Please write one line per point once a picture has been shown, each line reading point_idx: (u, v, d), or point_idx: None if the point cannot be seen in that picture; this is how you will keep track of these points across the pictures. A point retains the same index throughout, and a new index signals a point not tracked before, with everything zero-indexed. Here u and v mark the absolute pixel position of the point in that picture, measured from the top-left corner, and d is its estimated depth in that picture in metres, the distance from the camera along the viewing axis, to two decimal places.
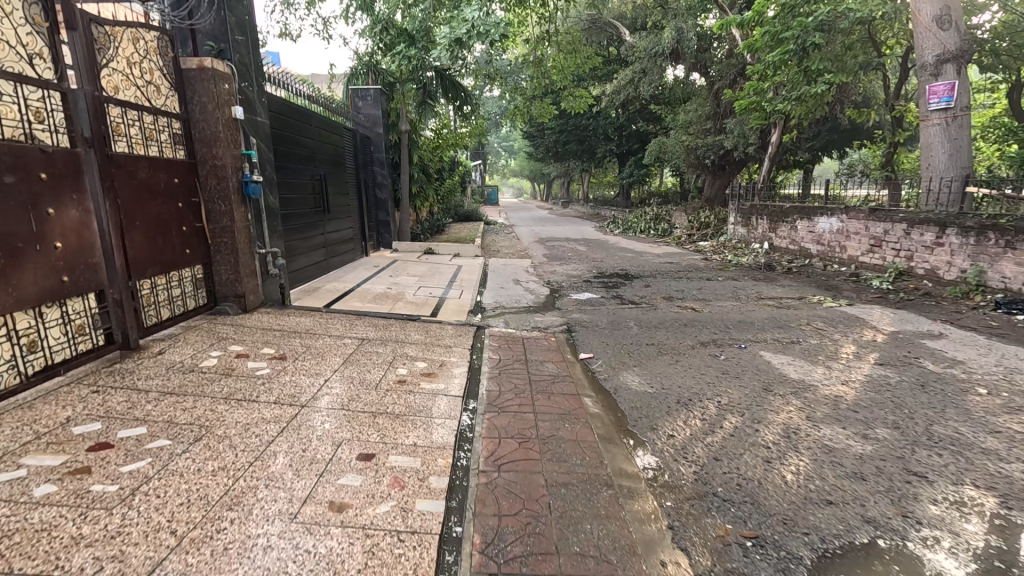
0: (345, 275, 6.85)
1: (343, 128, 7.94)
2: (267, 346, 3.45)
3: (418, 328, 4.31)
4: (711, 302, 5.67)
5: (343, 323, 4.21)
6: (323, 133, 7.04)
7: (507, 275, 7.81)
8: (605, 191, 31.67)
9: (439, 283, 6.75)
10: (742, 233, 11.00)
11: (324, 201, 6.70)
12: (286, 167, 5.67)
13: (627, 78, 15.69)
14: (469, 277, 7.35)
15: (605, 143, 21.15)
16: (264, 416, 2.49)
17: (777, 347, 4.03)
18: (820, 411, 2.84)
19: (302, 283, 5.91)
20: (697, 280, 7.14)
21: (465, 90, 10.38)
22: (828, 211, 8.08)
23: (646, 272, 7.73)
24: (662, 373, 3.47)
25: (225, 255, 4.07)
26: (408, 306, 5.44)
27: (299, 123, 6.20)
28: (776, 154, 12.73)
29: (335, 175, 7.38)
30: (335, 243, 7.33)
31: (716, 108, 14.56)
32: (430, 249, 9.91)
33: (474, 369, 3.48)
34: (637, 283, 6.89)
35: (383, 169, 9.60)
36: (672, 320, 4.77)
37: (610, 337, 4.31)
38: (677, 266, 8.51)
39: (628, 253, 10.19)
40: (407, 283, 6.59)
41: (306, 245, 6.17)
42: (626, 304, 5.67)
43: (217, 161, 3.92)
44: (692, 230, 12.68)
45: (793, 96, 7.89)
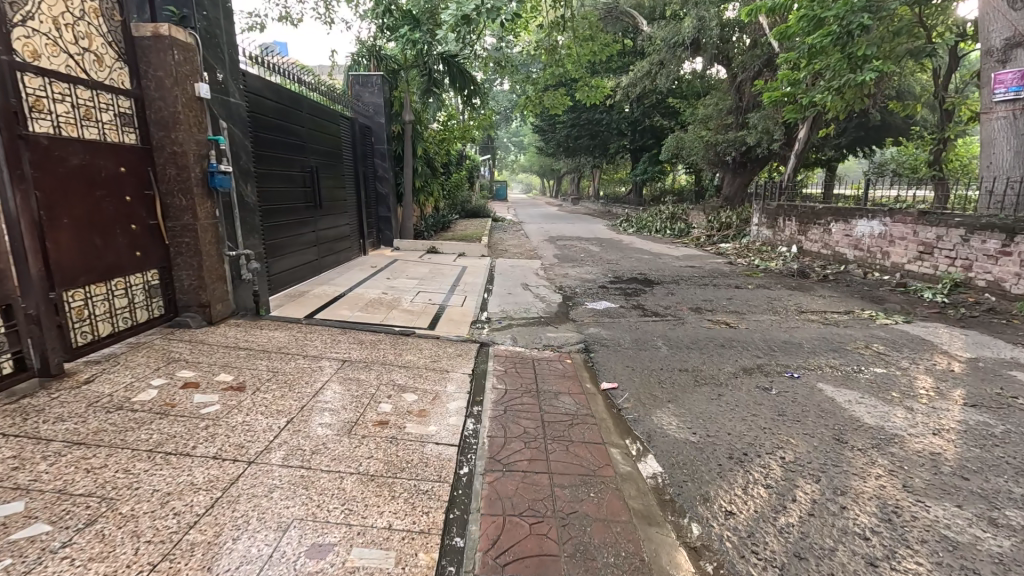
0: (338, 277, 6.26)
1: (341, 117, 7.38)
2: (224, 371, 2.86)
3: (412, 345, 3.71)
4: (744, 315, 5.02)
5: (323, 339, 3.61)
6: (318, 122, 6.49)
7: (515, 278, 7.19)
8: (617, 188, 30.92)
9: (441, 288, 6.14)
10: (767, 235, 10.29)
11: (315, 196, 6.13)
12: (272, 158, 5.12)
13: (644, 70, 14.96)
14: (473, 280, 6.74)
15: (619, 139, 20.44)
16: (194, 481, 1.89)
17: (836, 378, 3.39)
18: (920, 478, 2.20)
19: (288, 286, 5.34)
20: (725, 287, 6.49)
21: (473, 80, 9.65)
22: (867, 213, 7.38)
23: (667, 278, 7.08)
24: (703, 413, 2.84)
25: (186, 258, 3.48)
26: (403, 315, 4.84)
27: (290, 110, 5.66)
28: (802, 151, 11.98)
29: (331, 167, 6.83)
30: (329, 242, 6.77)
31: (738, 102, 13.81)
32: (433, 248, 9.30)
33: (474, 403, 2.87)
34: (658, 290, 6.25)
35: (385, 162, 9.03)
36: (706, 338, 4.13)
37: (635, 360, 3.69)
38: (700, 270, 7.84)
39: (645, 255, 9.53)
40: (405, 287, 5.99)
41: (295, 245, 5.61)
42: (649, 316, 5.03)
43: (176, 148, 3.32)
44: (712, 230, 11.99)
45: (833, 86, 7.18)
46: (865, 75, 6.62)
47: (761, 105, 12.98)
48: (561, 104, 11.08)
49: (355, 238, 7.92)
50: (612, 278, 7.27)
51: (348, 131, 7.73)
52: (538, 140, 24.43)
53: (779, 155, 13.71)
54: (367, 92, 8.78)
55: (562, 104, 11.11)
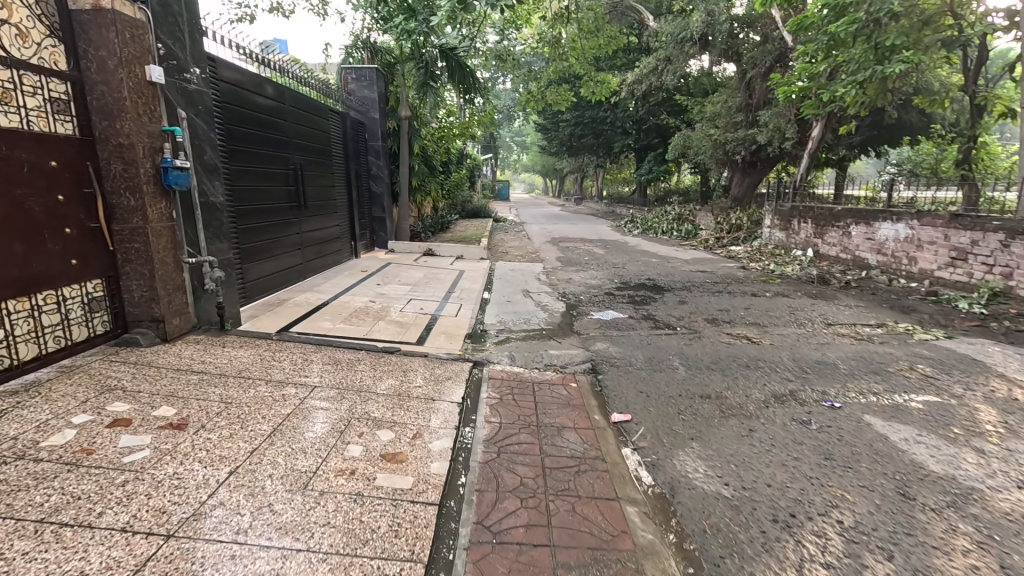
0: (324, 283, 5.81)
1: (332, 112, 6.96)
2: (166, 403, 2.42)
3: (395, 367, 3.25)
4: (766, 329, 4.55)
5: (293, 359, 3.16)
6: (305, 116, 6.04)
7: (515, 284, 6.74)
8: (620, 189, 30.43)
9: (434, 295, 5.68)
10: (780, 238, 9.82)
11: (299, 195, 5.69)
12: (249, 154, 4.69)
13: (650, 67, 14.49)
14: (470, 286, 6.28)
15: (623, 138, 19.99)
16: (84, 570, 1.44)
17: (883, 407, 2.93)
18: (1020, 554, 1.74)
19: (266, 293, 4.90)
20: (740, 295, 6.02)
21: (472, 74, 9.13)
22: (892, 215, 6.90)
23: (677, 284, 6.63)
24: (735, 456, 2.38)
25: (137, 266, 3.05)
26: (390, 326, 4.38)
27: (273, 103, 5.24)
28: (815, 150, 11.51)
29: (320, 165, 6.40)
30: (316, 245, 6.34)
31: (748, 99, 13.35)
32: (429, 250, 8.85)
33: (462, 442, 2.42)
34: (669, 298, 5.79)
35: (379, 160, 8.62)
36: (728, 357, 3.67)
37: (649, 385, 3.23)
38: (712, 275, 7.38)
39: (652, 259, 9.07)
40: (396, 294, 5.53)
41: (275, 248, 5.17)
42: (661, 329, 4.57)
43: (122, 139, 2.89)
44: (721, 233, 11.46)
45: (856, 79, 6.72)
46: (894, 67, 6.15)
47: (772, 102, 12.49)
48: (564, 100, 10.64)
49: (346, 240, 7.49)
50: (619, 284, 6.82)
51: (340, 128, 7.31)
52: (540, 139, 23.94)
53: (790, 154, 13.22)
54: (360, 86, 8.37)
55: (566, 100, 10.68)
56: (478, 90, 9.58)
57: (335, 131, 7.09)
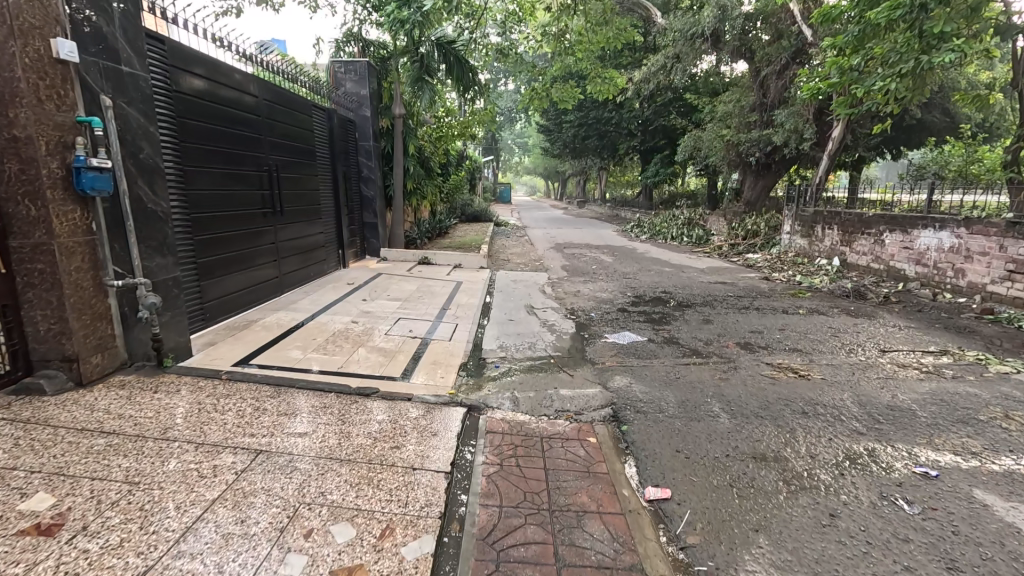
0: (302, 298, 5.17)
1: (316, 108, 6.34)
2: (43, 488, 1.77)
3: (368, 419, 2.60)
4: (810, 359, 3.90)
5: (241, 409, 2.52)
6: (282, 111, 5.41)
7: (518, 298, 6.09)
8: (624, 192, 29.78)
9: (426, 313, 5.03)
10: (802, 245, 9.18)
11: (273, 200, 5.05)
12: (209, 153, 4.07)
13: (659, 65, 13.86)
14: (468, 301, 5.64)
15: (628, 139, 19.39)
16: None
17: (994, 477, 2.27)
18: None
19: (230, 313, 4.27)
20: (770, 313, 5.36)
21: (472, 70, 8.48)
22: (933, 222, 6.25)
23: (698, 299, 5.99)
24: (823, 565, 1.72)
25: (42, 291, 2.42)
26: (370, 354, 3.72)
27: (243, 96, 4.62)
28: (836, 151, 10.86)
29: (300, 165, 5.77)
30: (297, 255, 5.71)
31: (762, 98, 12.72)
32: (425, 259, 8.21)
33: (448, 543, 1.77)
34: (691, 317, 5.14)
35: (371, 160, 7.99)
36: (779, 399, 3.00)
37: (688, 440, 2.58)
38: (734, 288, 6.73)
39: (666, 268, 8.41)
40: (382, 312, 4.89)
41: (244, 261, 4.54)
42: (689, 357, 3.93)
43: (16, 132, 2.28)
44: (736, 238, 10.80)
45: (895, 73, 6.07)
46: (942, 56, 5.48)
47: (790, 100, 11.84)
48: (569, 99, 10.01)
49: (333, 249, 6.86)
50: (633, 298, 6.18)
51: (327, 125, 6.70)
52: (544, 140, 23.31)
53: (807, 156, 12.55)
54: (350, 81, 7.78)
55: (571, 99, 10.04)
56: (477, 87, 8.95)
57: (320, 129, 6.47)
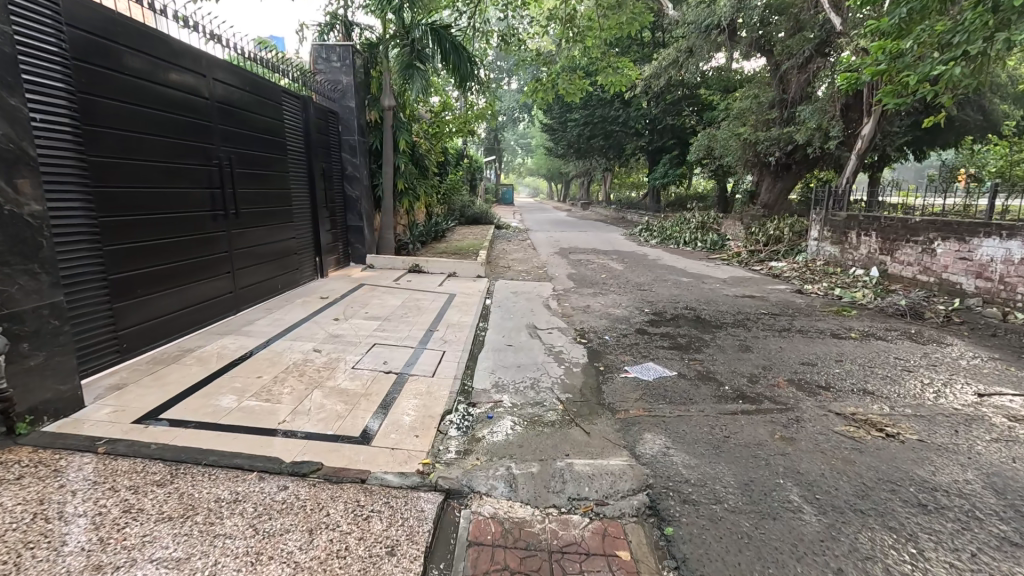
0: (261, 317, 4.33)
1: (287, 95, 5.52)
2: None
3: (293, 522, 1.76)
4: (889, 406, 3.05)
5: (100, 512, 1.69)
6: (240, 95, 4.58)
7: (519, 315, 5.25)
8: (630, 195, 28.90)
9: (408, 336, 4.21)
10: (833, 253, 8.33)
11: (225, 200, 4.21)
12: (132, 142, 3.24)
13: (670, 59, 13.04)
14: (459, 320, 4.81)
15: (636, 139, 18.58)
16: None
17: None
18: None
19: (157, 341, 3.43)
20: (817, 337, 4.53)
21: (469, 57, 7.65)
22: (999, 229, 5.40)
23: (728, 319, 5.15)
24: None
25: None
26: (327, 400, 2.89)
27: (184, 74, 3.78)
28: (864, 150, 10.04)
29: (264, 161, 4.95)
30: (260, 265, 4.88)
31: (782, 94, 11.89)
32: (416, 266, 7.37)
33: None
34: (726, 344, 4.30)
35: (355, 157, 7.18)
36: (879, 481, 2.16)
37: (767, 557, 1.73)
38: (766, 303, 5.89)
39: (684, 279, 7.57)
40: (355, 336, 4.07)
41: (183, 274, 3.71)
42: (735, 404, 3.09)
43: None
44: (756, 245, 9.96)
45: (958, 55, 5.22)
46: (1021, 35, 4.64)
47: (813, 96, 11.01)
48: (577, 92, 9.19)
49: (308, 256, 6.04)
50: (652, 317, 5.34)
51: (301, 116, 5.89)
52: (547, 139, 22.47)
53: (831, 157, 11.72)
54: (332, 68, 6.97)
55: (579, 92, 9.22)
56: (476, 77, 8.14)
57: (292, 120, 5.66)
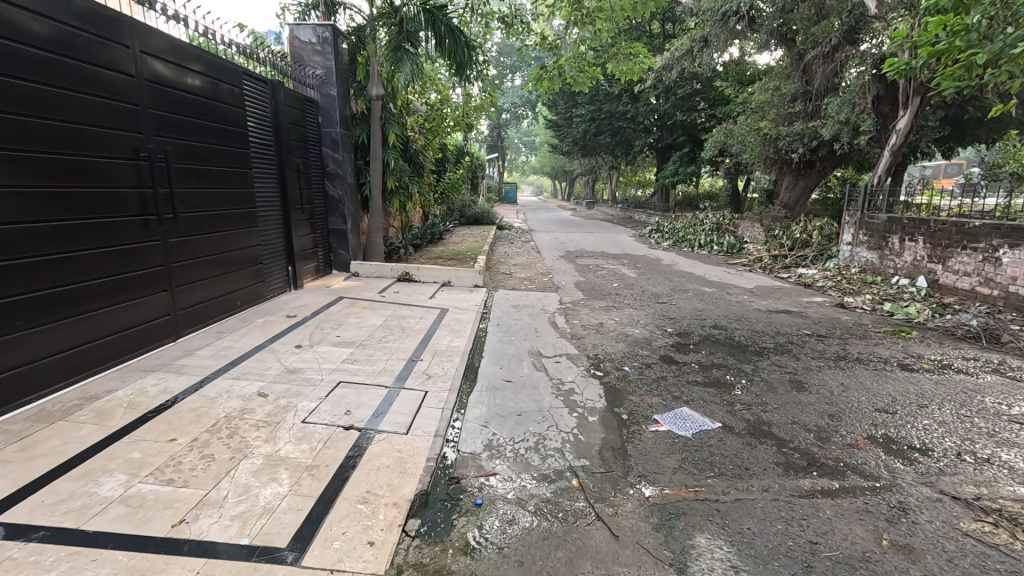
0: (206, 344, 3.55)
1: (248, 77, 4.72)
2: None
3: None
4: (1020, 484, 2.25)
5: None
6: (182, 73, 3.78)
7: (520, 337, 4.46)
8: (636, 194, 28.03)
9: (383, 370, 3.42)
10: (871, 259, 7.49)
11: (157, 201, 3.40)
12: (5, 127, 2.46)
13: (683, 49, 12.22)
14: (449, 346, 4.02)
15: (645, 135, 17.77)
16: None
17: None
18: None
19: (49, 389, 2.67)
20: (882, 369, 3.73)
21: (466, 40, 6.83)
22: None
23: (768, 343, 4.34)
24: None
25: None
26: (254, 478, 2.11)
27: (96, 43, 2.99)
28: (899, 146, 9.21)
29: (217, 155, 4.16)
30: (212, 280, 4.08)
31: (806, 86, 11.05)
32: (406, 274, 6.57)
33: None
34: (774, 380, 3.51)
35: (337, 152, 6.38)
36: None
37: None
38: (808, 321, 5.07)
39: (706, 289, 6.77)
40: (318, 370, 3.29)
41: (92, 298, 2.93)
42: (809, 480, 2.30)
43: None
44: (781, 249, 9.14)
45: None
46: None
47: (841, 87, 10.18)
48: (585, 82, 8.37)
49: (278, 265, 5.24)
50: (677, 338, 4.54)
51: (269, 104, 5.09)
52: (552, 136, 21.66)
53: (858, 154, 10.89)
54: (310, 51, 6.16)
55: (588, 82, 8.40)
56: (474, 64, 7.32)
57: (257, 108, 4.86)
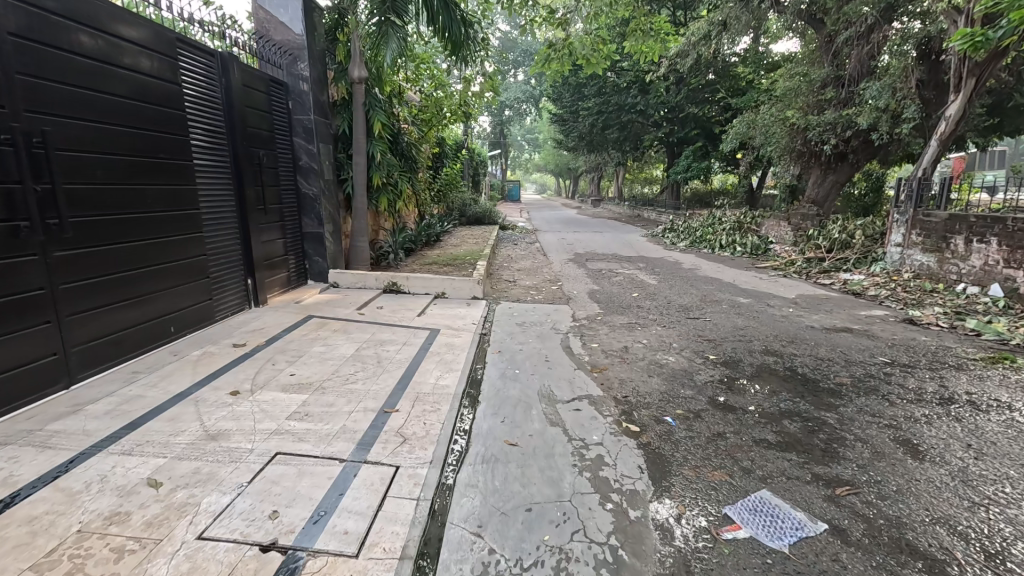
0: (109, 393, 2.66)
1: (185, 45, 3.77)
2: None
3: None
4: None
5: None
6: (78, 32, 2.83)
7: (527, 370, 3.54)
8: (643, 190, 27.04)
9: (341, 430, 2.50)
10: (928, 263, 6.52)
11: (30, 200, 2.48)
12: None
13: (700, 33, 11.24)
14: (436, 387, 3.11)
15: (656, 129, 16.80)
16: None
17: None
18: None
19: None
20: (1014, 421, 2.78)
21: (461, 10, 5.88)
22: None
23: (844, 379, 3.40)
24: None
25: None
26: None
27: None
28: (948, 135, 8.23)
29: (137, 142, 3.24)
30: (130, 303, 3.16)
31: (836, 71, 10.08)
32: (393, 285, 5.66)
33: None
34: (874, 441, 2.58)
35: (310, 143, 5.47)
36: None
37: None
38: (881, 345, 4.12)
39: (741, 300, 5.84)
40: (251, 434, 2.38)
41: None
42: None
43: None
44: (817, 251, 8.18)
45: None
46: None
47: (879, 72, 9.21)
48: (598, 65, 7.41)
49: (234, 278, 4.31)
50: (725, 370, 3.61)
51: (218, 82, 4.16)
52: (556, 131, 20.68)
53: (897, 145, 9.90)
54: (278, 23, 5.24)
55: (600, 65, 7.44)
56: (471, 40, 6.37)
57: (199, 85, 3.92)
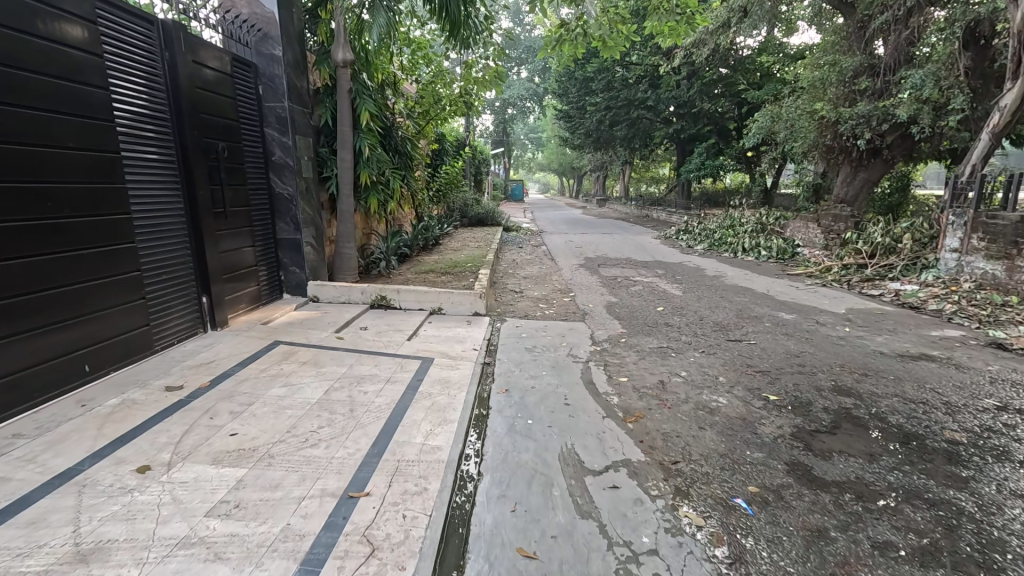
0: None
1: (114, 8, 3.02)
2: None
3: None
4: None
5: None
6: None
7: (544, 421, 2.75)
8: (651, 189, 26.22)
9: (280, 537, 1.72)
10: (994, 271, 5.69)
11: None
12: None
13: (719, 20, 10.43)
14: (422, 452, 2.32)
15: (667, 125, 15.97)
16: None
17: None
18: None
19: None
20: None
21: None
22: None
23: (957, 435, 2.61)
24: None
25: None
26: None
27: None
28: (1003, 128, 7.33)
29: (34, 126, 2.49)
30: (20, 339, 2.43)
31: (869, 59, 9.25)
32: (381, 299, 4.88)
33: None
34: None
35: (285, 136, 4.69)
36: None
37: None
38: (982, 381, 3.31)
39: (785, 316, 5.04)
40: (146, 549, 1.61)
41: None
42: None
43: None
44: (857, 257, 7.37)
45: None
46: None
47: (920, 59, 8.39)
48: (615, 48, 6.60)
49: (182, 297, 3.54)
50: (797, 419, 2.82)
51: (161, 58, 3.40)
52: (562, 129, 19.88)
53: (936, 139, 9.07)
54: None
55: (618, 48, 6.63)
56: (473, 18, 5.58)
57: (133, 60, 3.15)
